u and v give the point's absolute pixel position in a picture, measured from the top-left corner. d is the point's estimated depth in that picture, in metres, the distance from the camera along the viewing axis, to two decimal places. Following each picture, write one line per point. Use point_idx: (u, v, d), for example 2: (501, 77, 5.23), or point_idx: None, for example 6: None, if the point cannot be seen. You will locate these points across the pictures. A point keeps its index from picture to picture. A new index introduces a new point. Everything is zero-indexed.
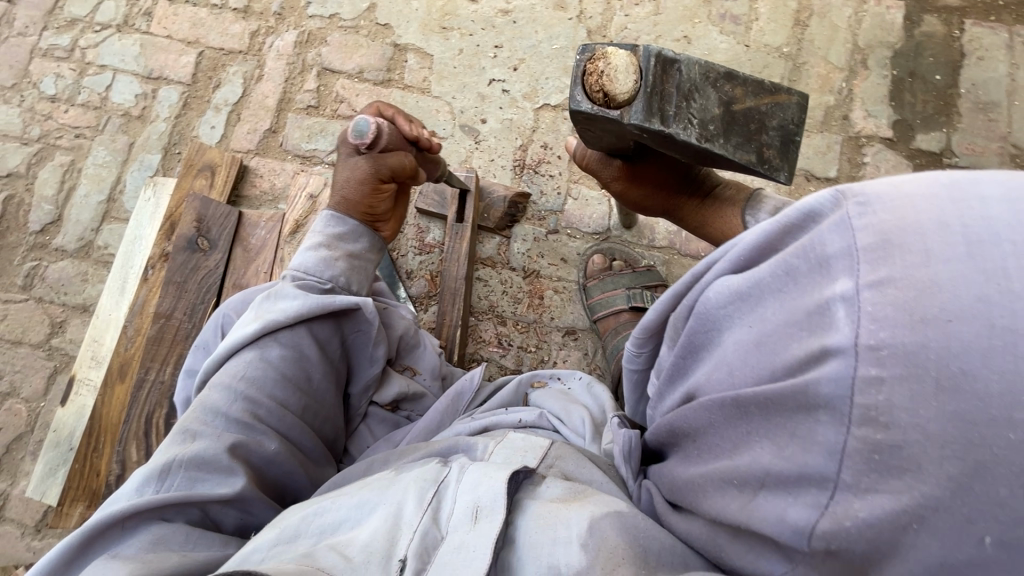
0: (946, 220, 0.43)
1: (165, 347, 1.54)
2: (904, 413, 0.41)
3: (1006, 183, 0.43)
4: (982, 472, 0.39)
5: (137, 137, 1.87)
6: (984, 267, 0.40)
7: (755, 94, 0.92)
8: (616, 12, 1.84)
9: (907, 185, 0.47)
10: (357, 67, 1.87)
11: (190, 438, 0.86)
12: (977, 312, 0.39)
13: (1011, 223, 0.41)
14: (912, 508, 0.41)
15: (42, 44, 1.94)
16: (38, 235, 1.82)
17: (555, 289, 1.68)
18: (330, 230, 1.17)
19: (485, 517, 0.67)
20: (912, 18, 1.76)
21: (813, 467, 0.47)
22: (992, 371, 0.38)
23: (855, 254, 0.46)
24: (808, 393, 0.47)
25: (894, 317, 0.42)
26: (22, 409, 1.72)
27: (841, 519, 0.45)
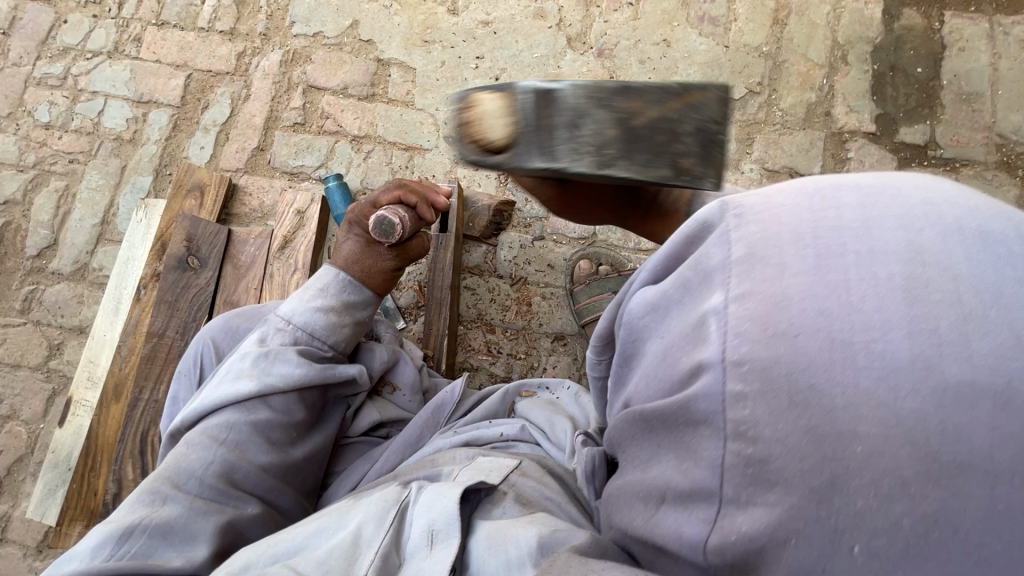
0: (800, 230, 0.46)
1: (158, 365, 1.57)
2: (766, 428, 0.43)
3: (858, 190, 0.47)
4: (838, 484, 0.40)
5: (129, 160, 1.91)
6: (826, 279, 0.43)
7: (658, 100, 0.74)
8: (595, 19, 1.85)
9: (776, 197, 0.49)
10: (341, 83, 1.90)
11: (159, 501, 0.88)
12: (818, 326, 0.42)
13: (857, 231, 0.44)
14: (785, 520, 0.41)
15: (36, 73, 1.99)
16: (34, 260, 1.86)
17: (542, 296, 1.69)
18: (341, 296, 1.19)
19: (441, 539, 0.72)
20: (891, 12, 1.76)
21: (696, 481, 0.48)
22: (835, 386, 0.40)
23: (730, 268, 0.48)
24: (690, 408, 0.48)
25: (748, 331, 0.45)
26: (22, 432, 1.75)
27: (728, 533, 0.45)
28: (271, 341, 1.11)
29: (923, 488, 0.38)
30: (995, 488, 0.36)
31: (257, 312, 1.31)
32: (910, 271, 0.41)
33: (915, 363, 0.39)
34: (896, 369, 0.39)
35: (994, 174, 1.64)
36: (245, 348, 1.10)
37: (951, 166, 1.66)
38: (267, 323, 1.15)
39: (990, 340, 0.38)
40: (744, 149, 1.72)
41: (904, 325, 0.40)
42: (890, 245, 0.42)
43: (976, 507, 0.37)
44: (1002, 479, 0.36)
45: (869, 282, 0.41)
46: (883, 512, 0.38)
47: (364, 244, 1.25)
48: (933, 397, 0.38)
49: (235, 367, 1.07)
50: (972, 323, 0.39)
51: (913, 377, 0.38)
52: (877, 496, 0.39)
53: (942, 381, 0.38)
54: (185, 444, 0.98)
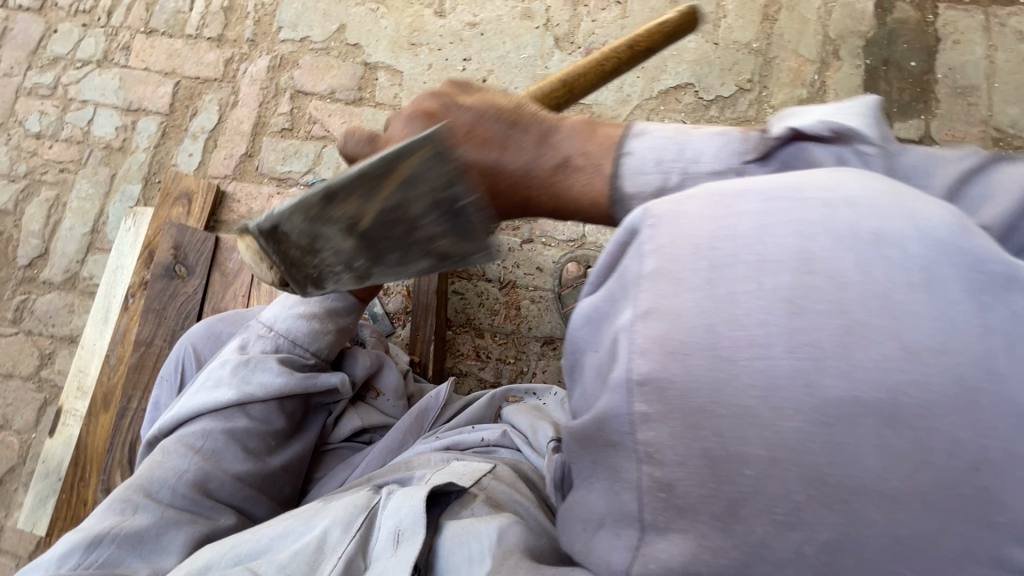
0: (699, 239, 0.44)
1: (146, 374, 1.56)
2: (669, 451, 0.43)
3: (759, 195, 0.45)
4: (736, 509, 0.42)
5: (118, 168, 1.91)
6: (716, 294, 0.42)
7: (370, 192, 0.66)
8: (583, 19, 1.83)
9: (688, 203, 0.47)
10: (328, 88, 1.90)
11: (129, 509, 0.87)
12: (704, 343, 0.42)
13: (751, 241, 0.43)
14: (696, 551, 0.44)
15: (26, 83, 2.00)
16: (26, 269, 1.87)
17: (531, 299, 1.67)
18: (325, 301, 1.12)
19: (405, 541, 0.74)
20: (883, 5, 1.73)
21: (625, 505, 0.49)
22: (722, 406, 0.41)
23: (641, 281, 0.45)
24: (605, 424, 0.48)
25: (652, 350, 0.43)
26: (15, 441, 1.75)
27: (647, 562, 0.47)
28: (251, 348, 1.07)
29: (816, 512, 0.40)
30: (891, 510, 0.38)
31: (241, 316, 1.29)
32: (797, 281, 0.40)
33: (794, 380, 0.39)
34: (779, 386, 0.40)
35: None
36: (225, 355, 1.07)
37: None
38: (249, 329, 1.12)
39: (871, 351, 0.38)
40: None
41: (784, 340, 0.40)
42: (781, 253, 0.42)
43: (877, 530, 0.39)
44: (899, 502, 0.38)
45: (755, 295, 0.41)
46: (784, 540, 0.41)
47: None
48: (816, 415, 0.39)
49: (215, 374, 1.04)
50: (857, 335, 0.39)
51: (794, 397, 0.39)
52: (774, 521, 0.41)
53: (823, 399, 0.39)
54: (161, 452, 0.97)
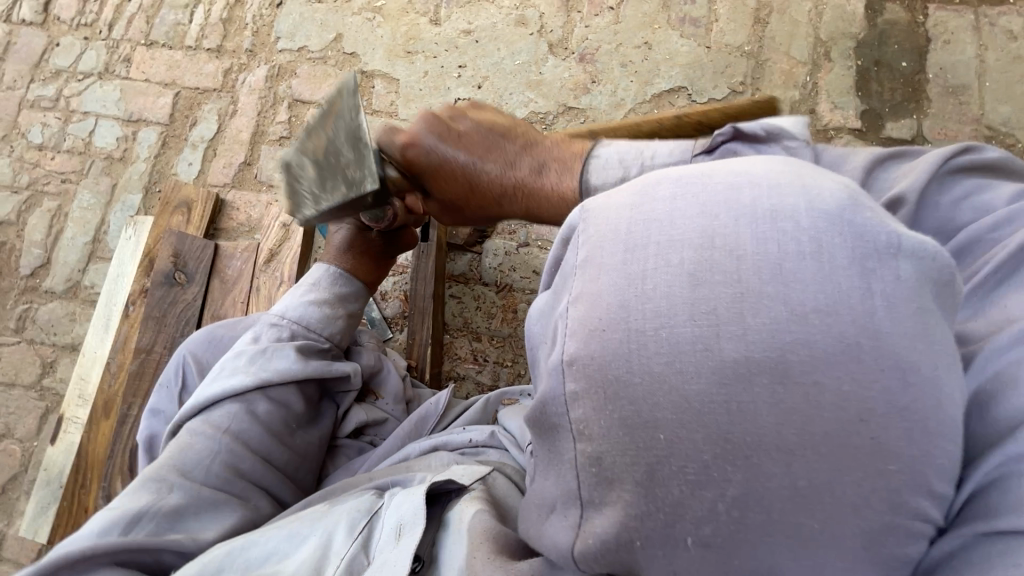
0: (619, 227, 0.51)
1: (146, 381, 1.57)
2: (595, 424, 0.49)
3: (673, 182, 0.51)
4: (654, 473, 0.47)
5: (119, 178, 1.94)
6: (628, 273, 0.48)
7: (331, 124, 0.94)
8: (576, 25, 1.85)
9: (613, 199, 0.54)
10: (326, 96, 1.92)
11: (165, 488, 0.91)
12: (617, 317, 0.48)
13: (662, 223, 0.49)
14: (627, 525, 0.49)
15: (29, 96, 2.03)
16: (28, 279, 1.89)
17: (527, 302, 1.68)
18: (336, 288, 1.23)
19: (407, 533, 0.77)
20: (874, 7, 1.75)
21: (568, 485, 0.54)
22: (633, 374, 0.47)
23: (575, 271, 0.53)
24: (545, 411, 0.54)
25: (577, 331, 0.50)
26: (16, 450, 1.76)
27: (587, 538, 0.53)
28: (265, 337, 1.13)
29: (721, 469, 0.44)
30: (789, 463, 0.43)
31: (240, 320, 1.30)
32: (699, 257, 0.46)
33: (694, 345, 0.45)
34: (681, 353, 0.45)
35: None
36: (238, 346, 1.12)
37: None
38: (260, 322, 1.17)
39: (761, 316, 0.43)
40: None
41: (686, 311, 0.45)
42: (685, 234, 0.47)
43: (778, 483, 0.43)
44: (795, 455, 0.43)
45: (662, 272, 0.47)
46: (697, 499, 0.46)
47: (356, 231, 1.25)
48: (716, 377, 0.44)
49: (228, 364, 1.09)
50: (750, 300, 0.44)
51: (694, 360, 0.45)
52: (686, 481, 0.46)
53: (721, 361, 0.44)
54: (187, 434, 1.00)
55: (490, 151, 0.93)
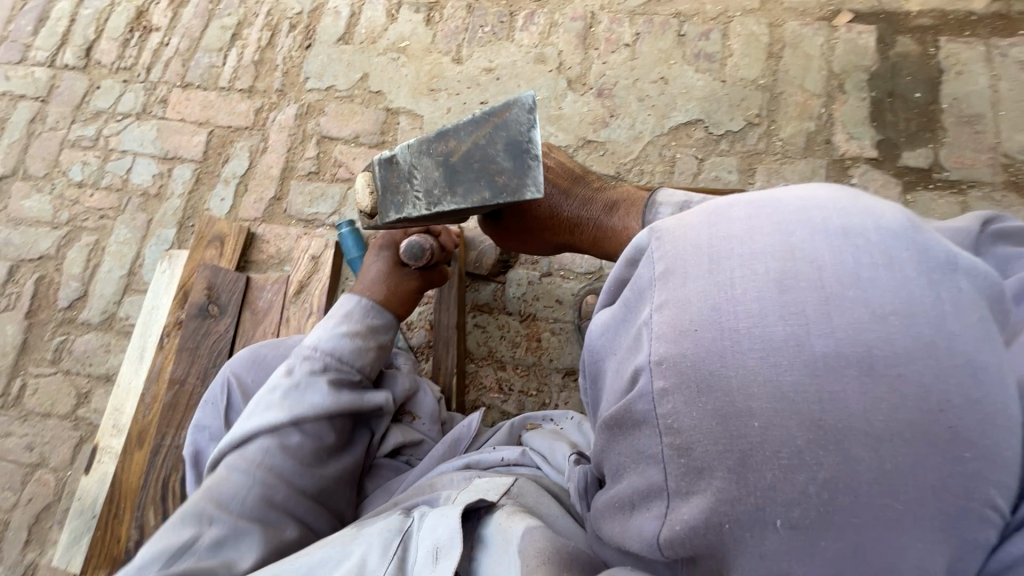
0: (700, 243, 0.59)
1: (179, 412, 1.61)
2: (684, 417, 0.56)
3: (746, 205, 0.60)
4: (747, 460, 0.53)
5: (154, 214, 2.01)
6: (715, 279, 0.56)
7: (468, 135, 1.01)
8: (594, 61, 1.92)
9: (684, 219, 0.63)
10: (353, 132, 2.00)
11: (205, 521, 0.94)
12: (708, 317, 0.55)
13: (740, 239, 0.58)
14: (715, 510, 0.54)
15: (70, 135, 2.13)
16: (66, 311, 1.95)
17: (551, 331, 1.71)
18: (367, 319, 1.26)
19: (443, 555, 0.79)
20: (886, 40, 1.80)
21: (651, 480, 0.61)
22: (729, 367, 0.54)
23: (655, 282, 0.62)
24: (632, 409, 0.62)
25: (665, 333, 0.58)
26: (51, 479, 1.80)
27: (675, 524, 0.58)
28: (298, 369, 1.16)
29: (815, 453, 0.50)
30: (875, 446, 0.49)
31: (282, 340, 1.35)
32: (783, 268, 0.54)
33: (787, 341, 0.52)
34: (775, 349, 0.52)
35: (1003, 194, 1.63)
36: (274, 379, 1.15)
37: (958, 188, 1.65)
38: (294, 352, 1.20)
39: (847, 316, 0.51)
40: (746, 179, 1.74)
41: (776, 312, 0.53)
42: (767, 250, 0.56)
43: (867, 465, 0.49)
44: (882, 440, 0.49)
45: (749, 281, 0.55)
46: (789, 482, 0.51)
47: (393, 266, 1.34)
48: (808, 368, 0.51)
49: (265, 398, 1.13)
50: (834, 302, 0.52)
51: (788, 354, 0.52)
52: (780, 466, 0.51)
53: (813, 354, 0.51)
54: (223, 472, 1.04)
55: (575, 186, 1.16)
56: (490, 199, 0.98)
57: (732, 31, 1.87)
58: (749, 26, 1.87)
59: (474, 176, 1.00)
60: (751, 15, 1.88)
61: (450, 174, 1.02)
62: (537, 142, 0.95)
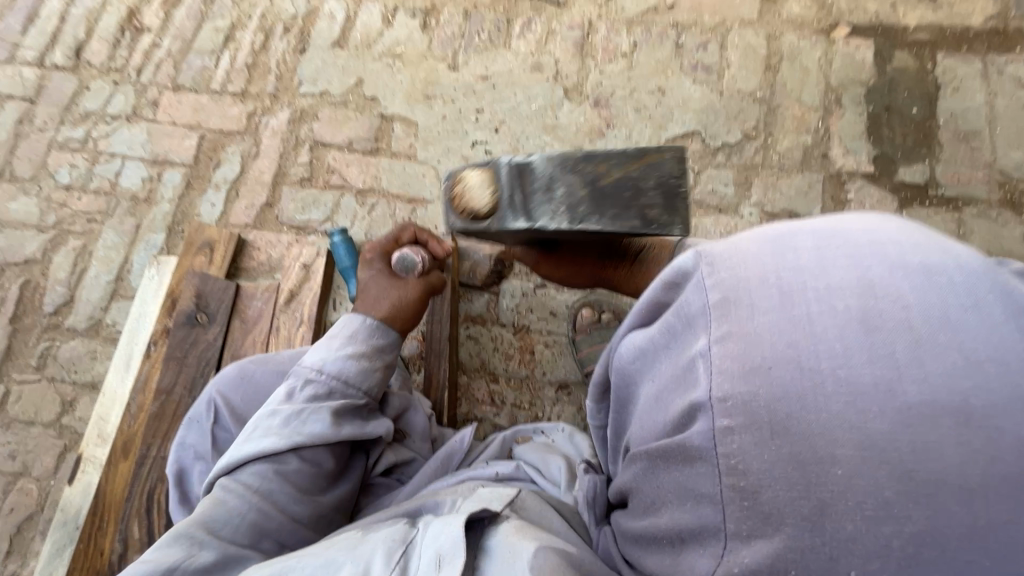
0: (768, 276, 0.62)
1: (166, 422, 1.58)
2: (755, 460, 0.56)
3: (811, 235, 0.63)
4: (825, 509, 0.52)
5: (143, 218, 1.98)
6: (792, 315, 0.58)
7: (620, 163, 0.93)
8: (591, 70, 1.91)
9: (745, 246, 0.66)
10: (347, 138, 1.97)
11: (196, 544, 0.92)
12: (788, 358, 0.57)
13: (813, 274, 0.60)
14: (784, 553, 0.53)
15: (58, 137, 2.09)
16: (51, 316, 1.92)
17: (545, 343, 1.69)
18: (372, 340, 1.23)
19: (447, 562, 0.79)
20: (883, 55, 1.79)
21: (706, 520, 0.61)
22: (808, 411, 0.54)
23: (709, 313, 0.64)
24: (688, 445, 0.63)
25: (734, 368, 0.59)
26: (33, 489, 1.77)
27: (731, 566, 0.57)
28: (301, 394, 1.13)
29: (904, 506, 0.49)
30: (969, 501, 0.48)
31: (270, 356, 1.32)
32: (863, 306, 0.56)
33: (875, 385, 0.52)
34: (862, 392, 0.53)
35: (998, 212, 1.63)
36: (273, 404, 1.12)
37: (953, 205, 1.65)
38: (294, 374, 1.17)
39: (941, 361, 0.52)
40: (742, 193, 1.73)
41: (861, 353, 0.54)
42: (845, 287, 0.58)
43: (959, 519, 0.48)
44: (975, 493, 0.48)
45: (830, 320, 0.56)
46: (872, 534, 0.50)
47: (388, 278, 1.33)
48: (898, 416, 0.51)
49: (262, 424, 1.10)
50: (922, 347, 0.53)
51: (877, 400, 0.52)
52: (865, 517, 0.50)
53: (905, 402, 0.51)
54: (215, 496, 1.02)
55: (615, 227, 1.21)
56: (639, 229, 0.92)
57: (729, 43, 1.86)
58: (746, 37, 1.86)
59: (624, 204, 0.93)
60: (748, 27, 1.87)
61: (598, 197, 0.93)
62: (688, 182, 0.94)
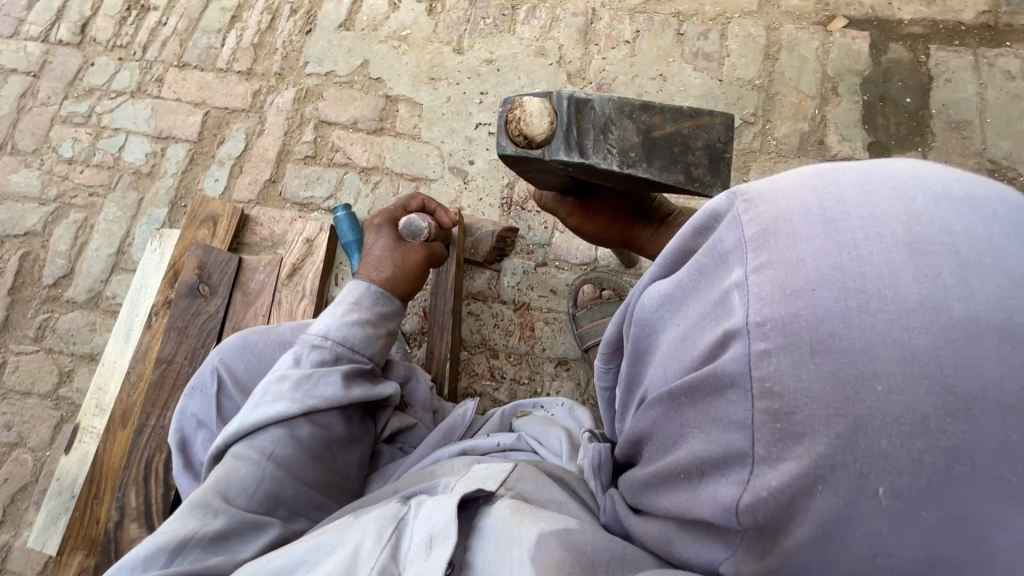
0: (808, 204, 0.54)
1: (165, 392, 1.57)
2: (791, 380, 0.50)
3: (856, 171, 0.55)
4: (861, 425, 0.47)
5: (146, 193, 1.99)
6: (836, 239, 0.51)
7: (674, 119, 1.03)
8: (594, 56, 1.94)
9: (782, 181, 0.58)
10: (351, 118, 1.99)
11: (210, 513, 0.93)
12: (832, 279, 0.50)
13: (859, 201, 0.52)
14: (813, 469, 0.49)
15: (62, 112, 2.09)
16: (50, 288, 1.91)
17: (545, 320, 1.71)
18: (377, 308, 1.25)
19: (438, 544, 0.80)
20: (878, 47, 1.84)
21: (732, 447, 0.55)
22: (851, 330, 0.48)
23: (745, 245, 0.56)
24: (719, 373, 0.56)
25: (771, 295, 0.52)
26: (28, 459, 1.76)
27: (759, 491, 0.53)
28: (308, 360, 1.13)
29: (942, 421, 0.45)
30: (1007, 416, 0.44)
31: (272, 327, 1.34)
32: (911, 231, 0.49)
33: (922, 305, 0.46)
34: (909, 312, 0.46)
35: None
36: (280, 369, 1.12)
37: None
38: (301, 341, 1.16)
39: (987, 283, 0.46)
40: (740, 176, 1.76)
41: (909, 273, 0.47)
42: (890, 213, 0.50)
43: (994, 435, 0.44)
44: (1014, 410, 0.44)
45: (874, 241, 0.50)
46: (904, 449, 0.46)
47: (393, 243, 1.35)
48: (943, 333, 0.45)
49: (272, 388, 1.09)
50: (973, 268, 0.46)
51: (923, 318, 0.46)
52: (899, 432, 0.46)
53: (951, 319, 0.45)
54: (230, 458, 1.03)
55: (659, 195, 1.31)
56: (684, 182, 1.01)
57: (730, 32, 1.90)
58: (746, 27, 1.90)
59: (672, 158, 1.03)
60: (749, 17, 1.91)
61: (650, 146, 1.02)
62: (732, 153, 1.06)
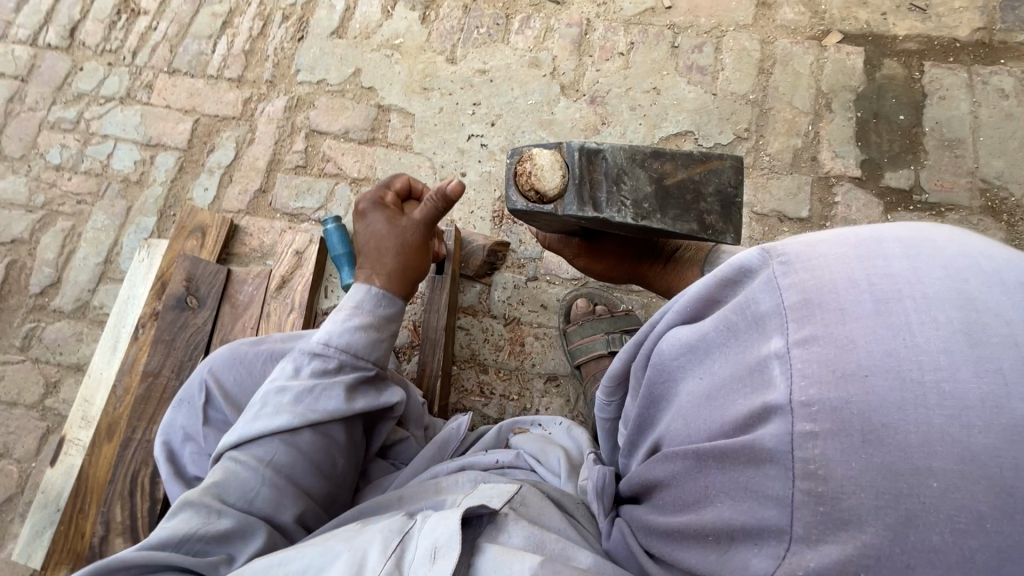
0: (855, 278, 0.53)
1: (152, 406, 1.56)
2: (838, 467, 0.49)
3: (899, 242, 0.55)
4: (913, 520, 0.46)
5: (135, 201, 1.97)
6: (891, 323, 0.50)
7: (685, 166, 1.03)
8: (588, 68, 1.93)
9: (824, 246, 0.58)
10: (343, 127, 1.98)
11: (215, 511, 0.95)
12: (887, 365, 0.48)
13: (909, 279, 0.51)
14: (856, 559, 0.47)
15: (49, 117, 2.06)
16: (37, 298, 1.89)
17: (535, 336, 1.71)
18: (381, 310, 1.24)
19: (441, 556, 0.79)
20: (872, 63, 1.83)
21: (768, 521, 0.55)
22: (909, 423, 0.47)
23: (785, 312, 0.56)
24: (757, 445, 0.56)
25: (816, 376, 0.51)
26: (14, 470, 1.74)
27: (795, 569, 0.52)
28: (308, 369, 1.12)
29: (1000, 523, 0.43)
30: None
31: (263, 339, 1.34)
32: (967, 317, 0.48)
33: (984, 402, 0.45)
34: (967, 408, 0.45)
35: (979, 218, 1.68)
36: (281, 381, 1.11)
37: (937, 210, 1.69)
38: (301, 349, 1.15)
39: None
40: None
41: (969, 365, 0.46)
42: (943, 293, 0.50)
43: None
44: None
45: (929, 326, 0.48)
46: (958, 546, 0.44)
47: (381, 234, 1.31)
48: (1006, 433, 0.44)
49: (273, 400, 1.08)
50: None
51: (984, 415, 0.45)
52: (954, 530, 0.44)
53: (1013, 419, 0.44)
54: (224, 467, 1.02)
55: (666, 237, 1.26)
56: (699, 232, 1.02)
57: (725, 46, 1.89)
58: (741, 41, 1.89)
59: (686, 207, 1.03)
60: (743, 31, 1.90)
61: (665, 196, 1.02)
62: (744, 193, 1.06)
